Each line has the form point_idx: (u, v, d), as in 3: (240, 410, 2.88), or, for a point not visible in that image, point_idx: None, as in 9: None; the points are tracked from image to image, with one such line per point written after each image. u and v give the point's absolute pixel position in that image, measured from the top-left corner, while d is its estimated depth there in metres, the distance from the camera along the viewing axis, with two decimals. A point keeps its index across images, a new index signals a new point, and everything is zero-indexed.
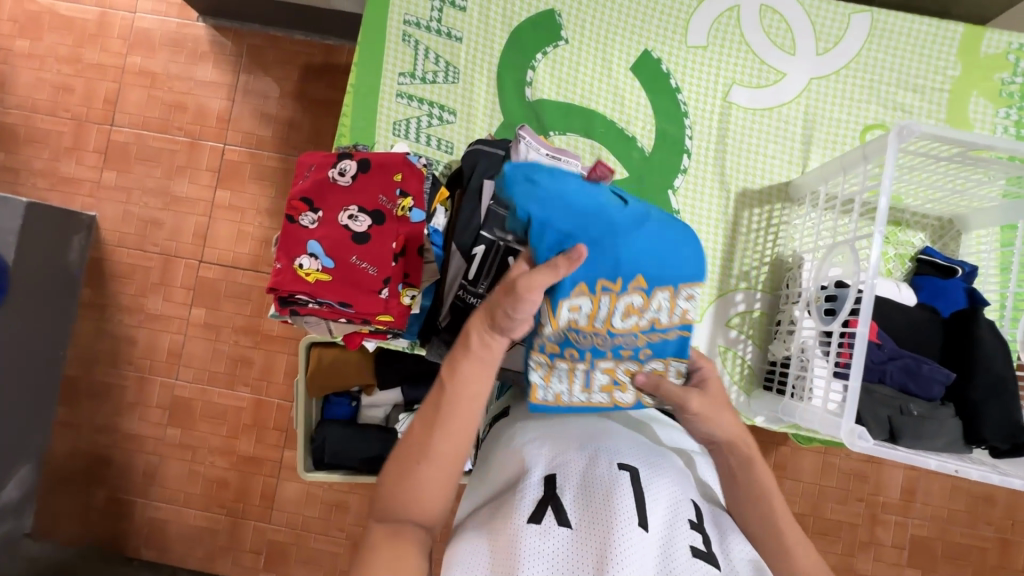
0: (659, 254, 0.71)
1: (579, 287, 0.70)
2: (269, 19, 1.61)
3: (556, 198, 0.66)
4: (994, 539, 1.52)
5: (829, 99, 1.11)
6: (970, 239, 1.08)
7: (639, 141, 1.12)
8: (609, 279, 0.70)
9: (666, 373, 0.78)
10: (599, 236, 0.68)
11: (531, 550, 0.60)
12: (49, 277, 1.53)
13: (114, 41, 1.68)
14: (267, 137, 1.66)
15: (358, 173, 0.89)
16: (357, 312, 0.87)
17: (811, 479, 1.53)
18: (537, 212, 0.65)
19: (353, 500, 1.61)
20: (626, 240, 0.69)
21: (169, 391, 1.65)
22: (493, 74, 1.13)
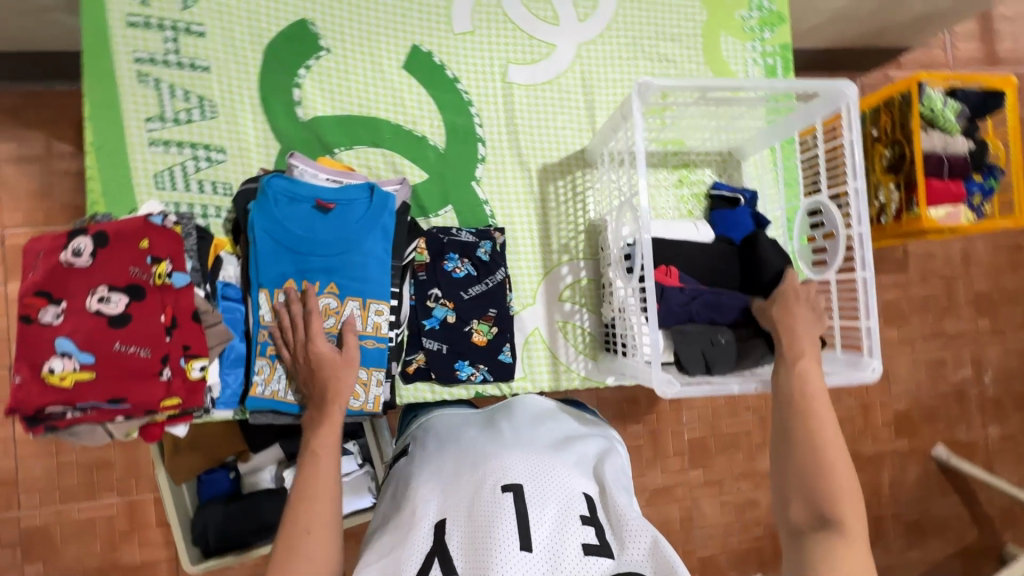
0: (353, 271, 0.91)
1: (288, 282, 0.90)
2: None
3: (285, 213, 0.89)
4: (859, 409, 1.69)
5: (598, 63, 1.14)
6: (749, 165, 1.16)
7: (431, 140, 1.09)
8: (314, 283, 0.91)
9: (367, 380, 0.93)
10: (313, 251, 0.90)
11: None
12: None
13: None
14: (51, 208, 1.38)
15: (97, 250, 0.77)
16: (134, 406, 0.76)
17: (704, 402, 1.58)
18: (266, 216, 0.89)
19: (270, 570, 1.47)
20: (332, 257, 0.91)
21: (14, 525, 1.38)
22: (257, 99, 1.03)
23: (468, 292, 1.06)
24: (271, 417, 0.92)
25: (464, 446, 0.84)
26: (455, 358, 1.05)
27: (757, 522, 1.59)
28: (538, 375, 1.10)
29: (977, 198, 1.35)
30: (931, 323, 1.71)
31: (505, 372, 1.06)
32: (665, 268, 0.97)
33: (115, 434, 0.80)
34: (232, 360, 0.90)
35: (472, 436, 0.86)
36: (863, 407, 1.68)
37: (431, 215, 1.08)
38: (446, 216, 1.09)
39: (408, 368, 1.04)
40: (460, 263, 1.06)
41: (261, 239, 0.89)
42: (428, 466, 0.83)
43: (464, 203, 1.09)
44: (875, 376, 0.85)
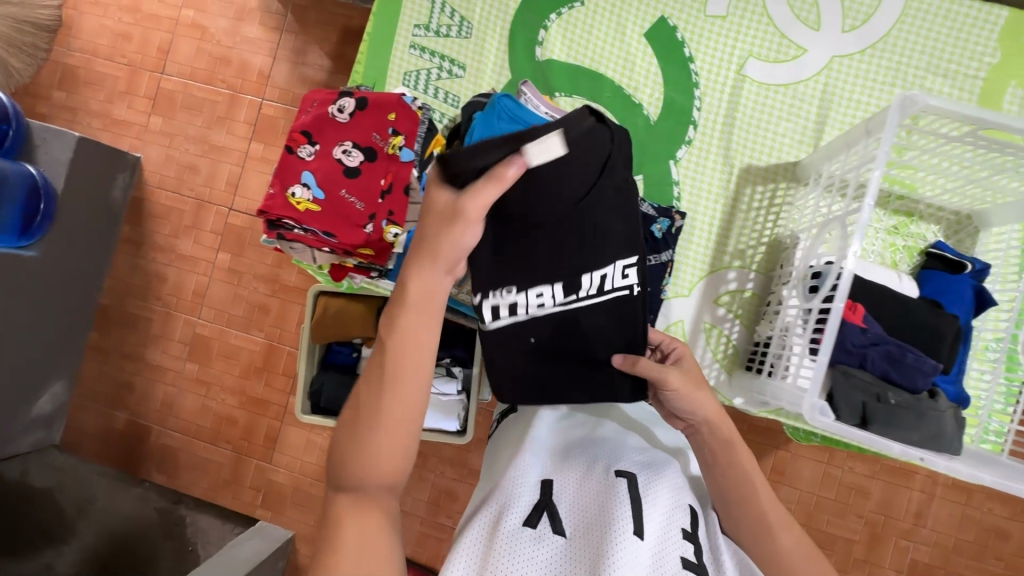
0: None
1: None
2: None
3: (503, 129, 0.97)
4: None
5: (846, 79, 1.06)
6: (987, 237, 1.01)
7: (645, 109, 1.10)
8: None
9: None
10: None
11: (523, 552, 0.61)
12: (98, 211, 1.63)
13: None
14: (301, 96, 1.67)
15: (355, 111, 0.92)
16: (340, 243, 0.90)
17: (810, 487, 1.42)
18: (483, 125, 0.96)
19: None
20: None
21: (191, 328, 1.72)
22: (506, 32, 1.14)
23: None
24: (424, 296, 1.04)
25: (573, 431, 0.85)
26: None
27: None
28: None
29: None
30: None
31: None
32: (852, 305, 0.88)
33: (315, 262, 0.96)
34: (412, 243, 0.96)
35: (580, 425, 0.86)
36: None
37: None
38: (634, 183, 1.10)
39: None
40: None
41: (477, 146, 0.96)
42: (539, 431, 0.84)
43: (654, 177, 1.10)
44: None
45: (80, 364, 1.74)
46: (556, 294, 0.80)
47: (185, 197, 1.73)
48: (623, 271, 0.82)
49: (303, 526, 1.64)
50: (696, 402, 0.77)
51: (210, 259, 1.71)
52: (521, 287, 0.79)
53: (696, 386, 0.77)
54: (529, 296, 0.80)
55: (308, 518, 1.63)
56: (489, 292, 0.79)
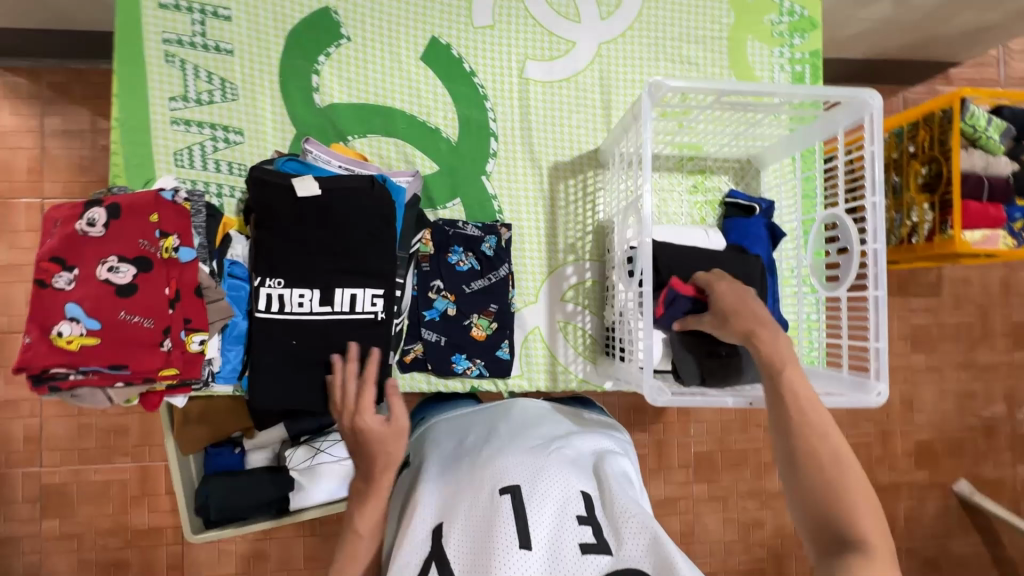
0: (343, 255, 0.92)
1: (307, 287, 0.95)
2: (63, 50, 1.38)
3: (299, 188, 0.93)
4: (878, 435, 1.60)
5: (617, 62, 1.13)
6: (768, 174, 1.13)
7: (443, 132, 1.09)
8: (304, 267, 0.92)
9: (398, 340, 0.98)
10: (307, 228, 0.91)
11: None
12: None
13: None
14: (89, 184, 1.43)
15: (110, 222, 0.80)
16: (135, 372, 0.79)
17: (712, 415, 1.53)
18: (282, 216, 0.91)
19: (270, 546, 1.51)
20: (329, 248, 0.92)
21: (36, 481, 1.45)
22: (277, 84, 1.06)
23: (471, 286, 1.06)
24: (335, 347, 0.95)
25: (467, 449, 0.84)
26: (453, 350, 1.05)
27: (760, 544, 1.54)
28: (535, 374, 1.09)
29: (1018, 224, 1.22)
30: (963, 350, 1.61)
31: (501, 369, 1.05)
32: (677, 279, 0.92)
33: (114, 400, 0.83)
34: (233, 338, 0.91)
35: (475, 436, 0.86)
36: (882, 434, 1.59)
37: (439, 207, 1.09)
38: (454, 209, 1.09)
39: (405, 357, 1.04)
40: (464, 256, 1.06)
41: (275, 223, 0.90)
42: (436, 464, 0.84)
43: (473, 197, 1.09)
44: (880, 401, 0.82)
45: None
46: (315, 298, 0.90)
47: None
48: (372, 300, 0.92)
49: None
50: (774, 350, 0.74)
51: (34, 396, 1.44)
52: (289, 283, 0.90)
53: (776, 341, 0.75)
54: (293, 294, 0.90)
55: None
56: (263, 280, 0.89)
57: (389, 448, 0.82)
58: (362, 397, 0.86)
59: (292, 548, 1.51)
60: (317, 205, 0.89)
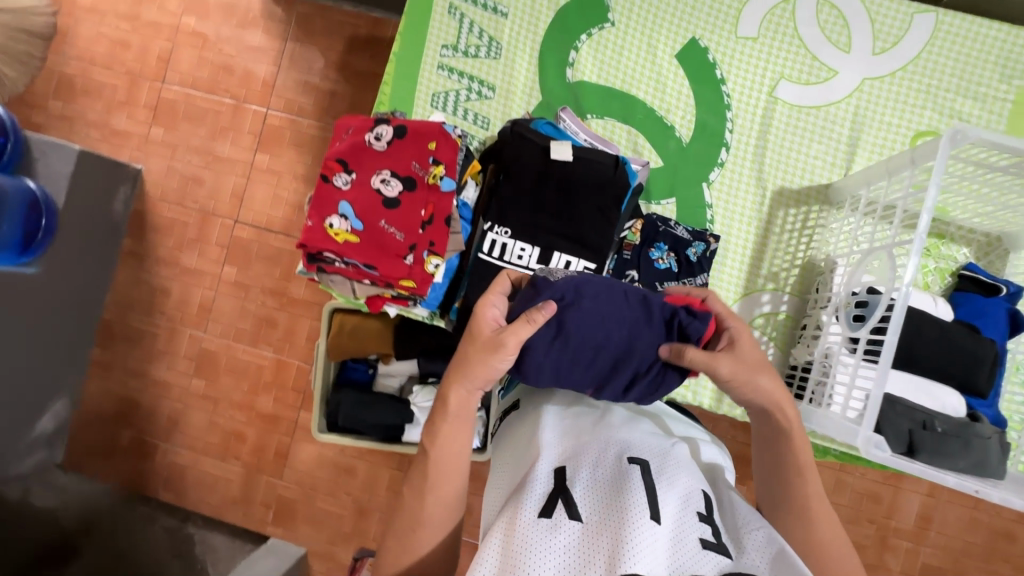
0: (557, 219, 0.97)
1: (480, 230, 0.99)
2: None
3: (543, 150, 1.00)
4: None
5: (878, 100, 1.07)
6: (1018, 259, 1.03)
7: (677, 131, 1.10)
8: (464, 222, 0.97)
9: None
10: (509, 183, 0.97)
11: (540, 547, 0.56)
12: (100, 225, 1.58)
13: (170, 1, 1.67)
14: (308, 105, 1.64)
15: (393, 140, 0.91)
16: (381, 275, 0.88)
17: None
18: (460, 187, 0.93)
19: (360, 467, 1.59)
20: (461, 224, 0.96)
21: (197, 343, 1.66)
22: (536, 53, 1.12)
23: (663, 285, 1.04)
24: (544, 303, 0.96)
25: (579, 412, 0.78)
26: None
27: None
28: (702, 391, 1.09)
29: None
30: None
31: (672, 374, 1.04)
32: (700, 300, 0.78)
33: (355, 294, 0.94)
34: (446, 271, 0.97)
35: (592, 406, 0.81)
36: None
37: (653, 202, 1.10)
38: (666, 207, 1.10)
39: None
40: (665, 255, 1.05)
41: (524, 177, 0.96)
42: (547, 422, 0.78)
43: (688, 200, 1.09)
44: None
45: (82, 382, 1.67)
46: (533, 256, 0.96)
47: (189, 210, 1.68)
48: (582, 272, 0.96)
49: (316, 544, 1.59)
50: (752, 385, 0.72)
51: (215, 272, 1.66)
52: (514, 234, 0.96)
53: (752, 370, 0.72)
54: (515, 245, 0.96)
55: (321, 535, 1.59)
56: (492, 225, 0.96)
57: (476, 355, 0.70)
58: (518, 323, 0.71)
59: (378, 475, 1.58)
60: (564, 170, 0.95)
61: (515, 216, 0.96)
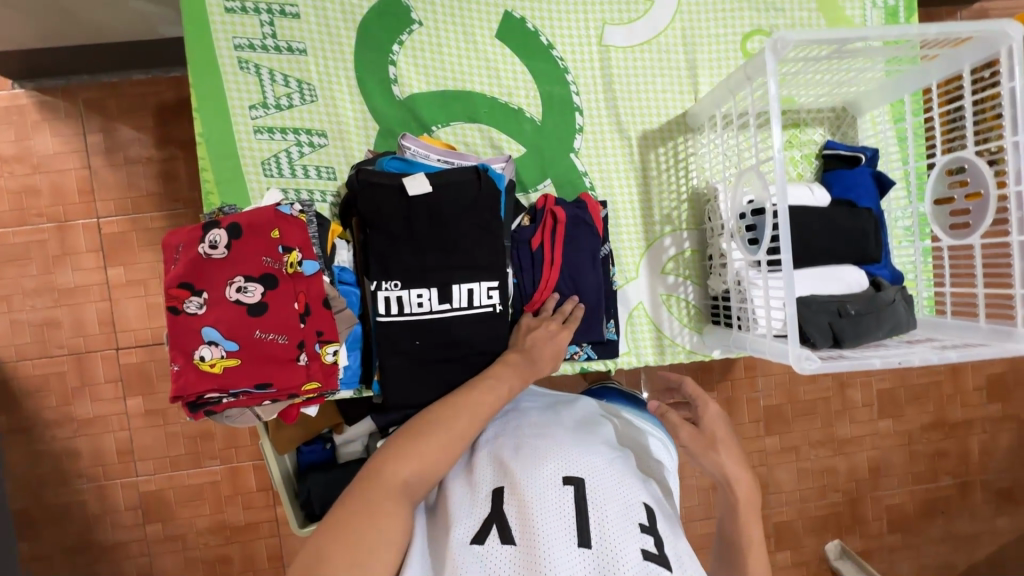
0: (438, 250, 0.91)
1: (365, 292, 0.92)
2: (99, 66, 1.35)
3: None
4: (947, 373, 1.58)
5: (700, 17, 1.07)
6: (867, 120, 1.09)
7: (527, 112, 1.05)
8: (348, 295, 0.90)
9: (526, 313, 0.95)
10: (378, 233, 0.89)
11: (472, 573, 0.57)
12: None
13: None
14: (141, 196, 1.42)
15: (231, 242, 0.80)
16: (280, 389, 0.80)
17: (782, 369, 1.52)
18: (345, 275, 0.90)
19: None
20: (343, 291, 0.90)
21: (134, 490, 1.47)
22: (353, 80, 1.02)
23: None
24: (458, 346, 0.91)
25: (521, 425, 0.78)
26: None
27: (835, 488, 1.56)
28: (644, 350, 1.08)
29: None
30: None
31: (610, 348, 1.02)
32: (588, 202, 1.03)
33: (262, 416, 0.85)
34: (352, 343, 0.91)
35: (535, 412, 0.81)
36: (952, 371, 1.57)
37: (530, 190, 1.06)
38: (546, 190, 1.06)
39: None
40: None
41: (393, 223, 0.88)
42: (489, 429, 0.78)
43: (563, 175, 1.06)
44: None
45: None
46: (434, 298, 0.90)
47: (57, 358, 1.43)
48: (488, 293, 0.91)
49: None
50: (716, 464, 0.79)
51: (120, 411, 1.45)
52: (405, 283, 0.89)
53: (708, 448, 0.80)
54: (411, 295, 0.89)
55: None
56: (379, 283, 0.88)
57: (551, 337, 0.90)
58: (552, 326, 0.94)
59: None
60: (429, 199, 0.88)
61: (399, 265, 0.89)
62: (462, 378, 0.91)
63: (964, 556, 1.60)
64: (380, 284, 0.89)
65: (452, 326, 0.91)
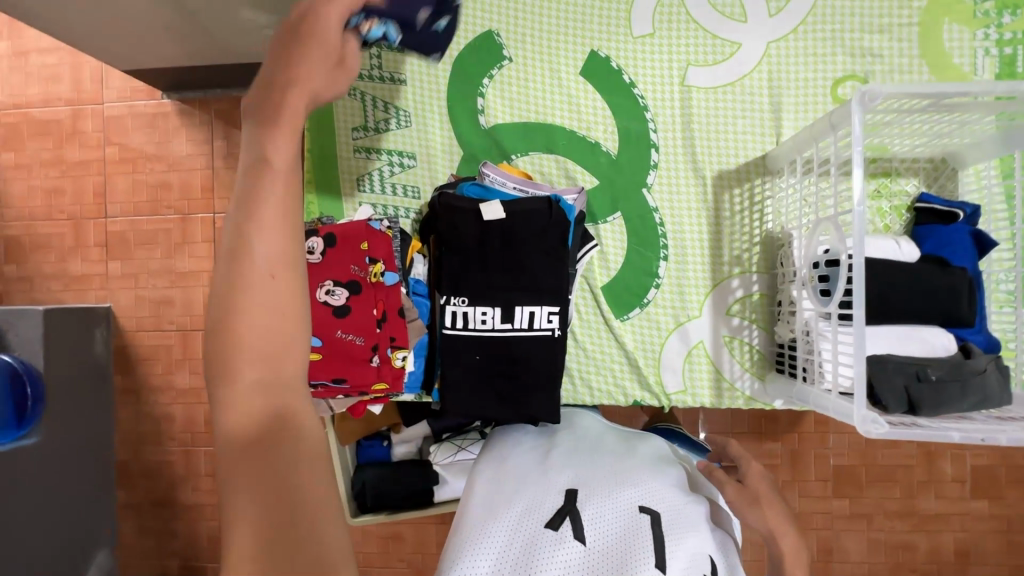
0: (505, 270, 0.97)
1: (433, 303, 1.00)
2: (232, 82, 1.55)
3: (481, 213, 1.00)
4: None
5: (788, 61, 1.06)
6: (969, 175, 1.02)
7: (602, 146, 1.09)
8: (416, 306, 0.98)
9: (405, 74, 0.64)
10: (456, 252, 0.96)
11: (545, 556, 0.65)
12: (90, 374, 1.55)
13: (90, 135, 1.65)
14: None
15: (326, 249, 0.90)
16: (353, 385, 0.89)
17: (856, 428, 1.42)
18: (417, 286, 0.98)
19: None
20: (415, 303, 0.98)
21: (215, 458, 1.63)
22: (444, 108, 1.11)
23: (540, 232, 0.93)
24: (515, 364, 0.96)
25: (602, 456, 0.83)
26: None
27: (909, 568, 1.42)
28: (699, 390, 1.06)
29: None
30: None
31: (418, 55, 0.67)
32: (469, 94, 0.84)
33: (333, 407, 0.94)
34: (419, 350, 0.99)
35: (614, 446, 0.87)
36: None
37: (600, 222, 1.09)
38: (614, 223, 1.09)
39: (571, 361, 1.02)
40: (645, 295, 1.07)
41: (471, 244, 0.95)
42: (568, 450, 0.85)
43: (632, 210, 1.08)
44: None
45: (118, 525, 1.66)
46: (497, 317, 0.95)
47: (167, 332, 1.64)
48: (549, 317, 0.95)
49: None
50: (765, 523, 0.76)
51: None
52: (472, 301, 0.95)
53: (750, 506, 0.78)
54: (477, 311, 0.95)
55: None
56: (449, 298, 0.95)
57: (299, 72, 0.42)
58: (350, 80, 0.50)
59: None
60: (500, 225, 0.94)
61: (470, 283, 0.95)
62: (516, 396, 0.95)
63: None
64: (451, 298, 0.95)
65: (512, 345, 0.95)
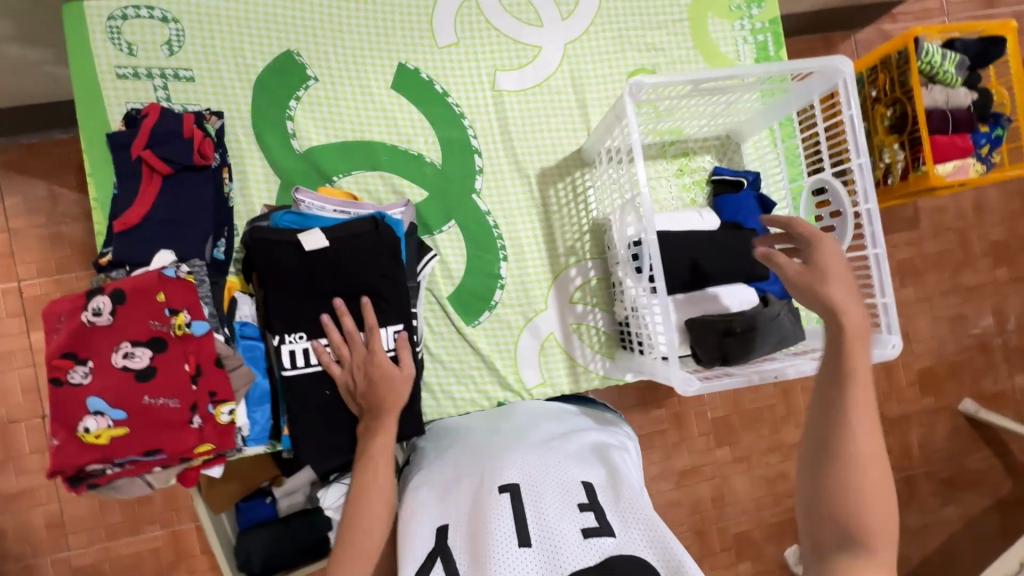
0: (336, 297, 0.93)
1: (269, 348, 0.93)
2: (13, 125, 1.27)
3: None
4: (882, 372, 1.62)
5: (585, 59, 1.14)
6: (749, 146, 1.16)
7: (427, 157, 1.09)
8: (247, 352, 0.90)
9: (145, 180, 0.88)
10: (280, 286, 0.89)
11: None
12: None
13: None
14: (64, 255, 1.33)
15: (116, 308, 0.79)
16: (171, 455, 0.80)
17: None
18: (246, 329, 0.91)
19: None
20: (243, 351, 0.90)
21: (66, 567, 1.33)
22: (251, 134, 1.04)
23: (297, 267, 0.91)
24: None
25: (461, 459, 0.83)
26: None
27: (787, 494, 1.58)
28: (558, 380, 1.10)
29: (984, 149, 1.31)
30: (950, 278, 1.63)
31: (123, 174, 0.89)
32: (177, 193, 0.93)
33: (155, 483, 0.84)
34: (258, 399, 0.90)
35: (475, 440, 0.87)
36: (886, 370, 1.61)
37: (436, 232, 1.08)
38: (450, 231, 1.09)
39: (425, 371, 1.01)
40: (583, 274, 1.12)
41: (294, 274, 0.89)
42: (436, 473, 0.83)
43: (466, 217, 1.09)
44: (896, 350, 0.84)
45: None
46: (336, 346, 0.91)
47: None
48: (391, 338, 0.92)
49: None
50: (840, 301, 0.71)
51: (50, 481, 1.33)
52: (309, 334, 0.90)
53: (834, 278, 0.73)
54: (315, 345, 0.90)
55: None
56: (281, 335, 0.89)
57: (392, 390, 0.87)
58: (372, 343, 0.88)
59: None
60: (323, 253, 0.88)
61: (301, 316, 0.90)
62: None
63: (919, 549, 1.62)
64: (283, 336, 0.89)
65: None
